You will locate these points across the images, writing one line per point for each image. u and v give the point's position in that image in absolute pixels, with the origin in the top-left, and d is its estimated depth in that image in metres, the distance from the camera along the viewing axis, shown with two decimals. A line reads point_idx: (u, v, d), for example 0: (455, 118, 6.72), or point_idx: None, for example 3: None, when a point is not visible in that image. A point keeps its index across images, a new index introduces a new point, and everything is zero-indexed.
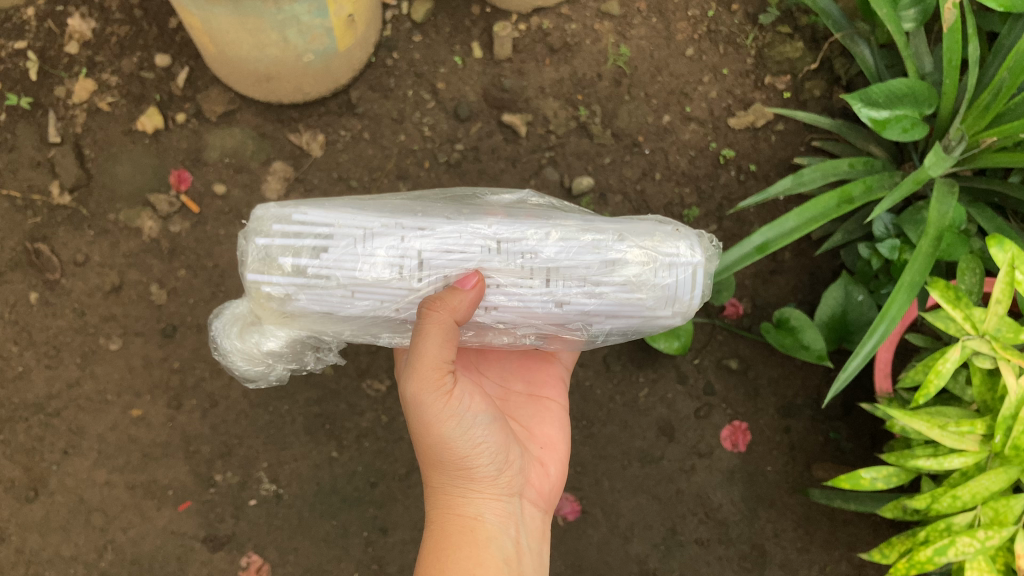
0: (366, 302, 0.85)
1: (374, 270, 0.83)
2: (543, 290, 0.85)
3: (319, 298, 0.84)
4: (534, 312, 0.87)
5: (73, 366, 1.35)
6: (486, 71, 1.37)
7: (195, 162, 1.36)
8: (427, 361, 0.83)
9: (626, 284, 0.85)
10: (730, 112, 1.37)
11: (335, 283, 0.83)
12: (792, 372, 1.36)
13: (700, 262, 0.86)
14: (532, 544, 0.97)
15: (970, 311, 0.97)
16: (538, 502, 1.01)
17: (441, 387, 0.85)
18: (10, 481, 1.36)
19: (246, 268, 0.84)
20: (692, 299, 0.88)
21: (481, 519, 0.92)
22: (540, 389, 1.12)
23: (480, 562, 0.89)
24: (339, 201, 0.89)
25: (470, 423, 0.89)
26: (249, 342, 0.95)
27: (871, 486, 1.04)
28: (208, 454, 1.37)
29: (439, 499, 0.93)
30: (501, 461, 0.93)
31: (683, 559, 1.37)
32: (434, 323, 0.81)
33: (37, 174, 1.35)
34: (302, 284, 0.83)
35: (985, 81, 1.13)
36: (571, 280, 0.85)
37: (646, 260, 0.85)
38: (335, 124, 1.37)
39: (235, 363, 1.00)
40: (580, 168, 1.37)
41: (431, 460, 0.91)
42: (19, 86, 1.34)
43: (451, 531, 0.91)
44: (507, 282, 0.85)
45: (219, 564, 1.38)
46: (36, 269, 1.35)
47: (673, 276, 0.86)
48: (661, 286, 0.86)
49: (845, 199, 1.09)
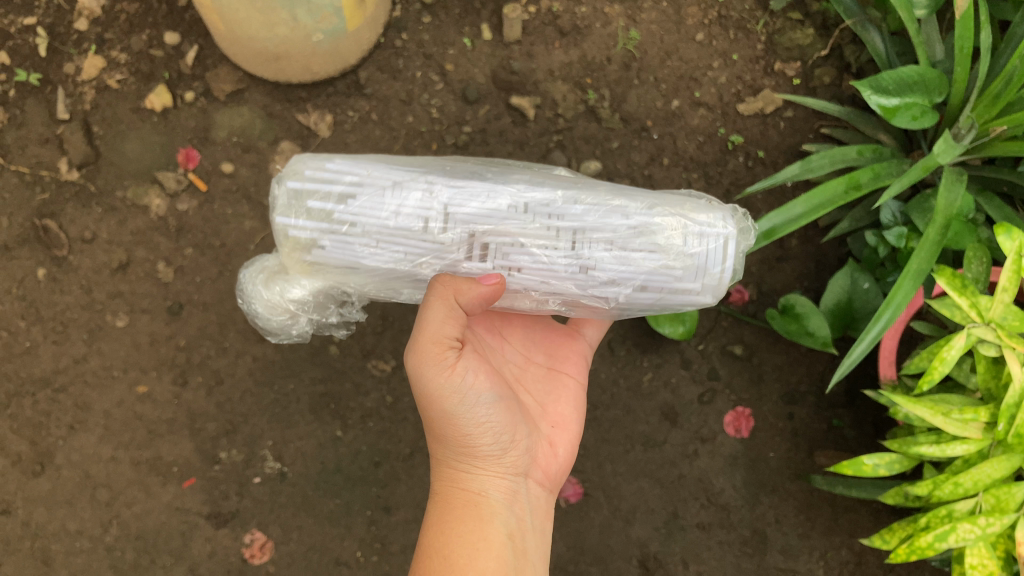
0: (390, 254, 0.87)
1: (401, 220, 0.85)
2: (569, 251, 0.87)
3: (344, 246, 0.86)
4: (561, 276, 0.88)
5: (80, 342, 1.36)
6: (495, 53, 1.37)
7: (203, 141, 1.36)
8: (429, 336, 0.85)
9: (655, 249, 0.87)
10: (740, 98, 1.36)
11: (361, 230, 0.85)
12: (797, 359, 1.36)
13: (732, 233, 0.88)
14: (536, 521, 0.98)
15: (976, 299, 0.97)
16: (544, 483, 1.01)
17: (444, 363, 0.86)
18: (17, 455, 1.37)
19: (275, 211, 0.86)
20: (723, 271, 0.88)
21: (486, 495, 0.93)
22: (560, 363, 1.11)
23: (484, 536, 0.91)
24: (372, 156, 0.91)
25: (473, 401, 0.89)
26: (275, 290, 0.95)
27: (874, 472, 1.05)
28: (213, 432, 1.38)
29: (446, 473, 0.95)
30: (506, 439, 0.93)
31: (684, 543, 1.37)
32: (439, 299, 0.84)
33: (45, 151, 1.35)
34: (328, 229, 0.85)
35: (996, 70, 1.12)
36: (596, 242, 0.87)
37: (676, 227, 0.87)
38: (344, 104, 1.36)
39: (258, 311, 1.00)
40: (588, 152, 1.37)
41: (436, 434, 0.92)
42: (29, 62, 1.35)
43: (455, 505, 0.92)
44: (533, 241, 0.87)
45: (224, 540, 1.39)
46: (44, 245, 1.35)
47: (703, 246, 0.87)
48: (692, 253, 0.87)
49: (853, 185, 1.09)
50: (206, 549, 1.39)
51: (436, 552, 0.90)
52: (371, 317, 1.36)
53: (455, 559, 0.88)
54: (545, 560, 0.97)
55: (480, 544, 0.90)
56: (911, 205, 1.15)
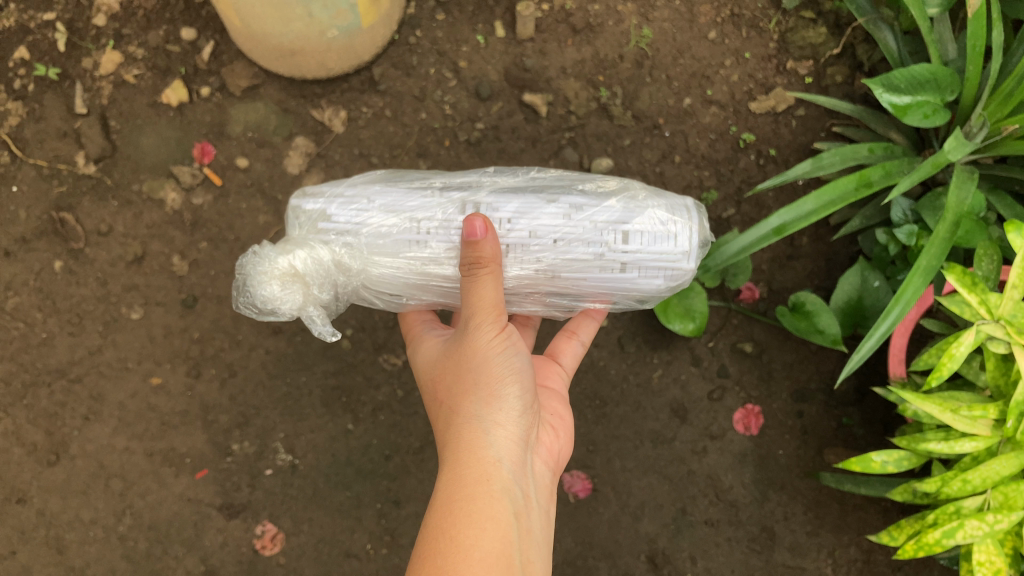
0: (391, 212, 0.91)
1: (399, 190, 0.93)
2: (548, 203, 0.92)
3: (350, 208, 0.91)
4: (544, 224, 0.91)
5: (95, 333, 1.38)
6: (509, 50, 1.38)
7: (219, 136, 1.37)
8: (484, 299, 0.87)
9: (626, 200, 0.93)
10: (752, 96, 1.37)
11: (365, 197, 0.92)
12: (807, 357, 1.36)
13: (693, 200, 0.96)
14: (537, 504, 0.94)
15: (985, 296, 0.97)
16: (547, 462, 1.01)
17: (496, 322, 0.90)
18: (32, 445, 1.39)
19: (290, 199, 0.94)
20: (693, 220, 0.93)
21: (501, 466, 0.88)
22: (544, 379, 1.12)
23: (493, 512, 0.84)
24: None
25: (513, 354, 0.93)
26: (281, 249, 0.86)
27: (882, 469, 1.05)
28: (226, 424, 1.39)
29: (462, 437, 0.89)
30: (525, 407, 0.93)
31: (693, 539, 1.38)
32: (486, 273, 0.86)
33: (63, 145, 1.37)
34: (335, 198, 0.92)
35: (1009, 68, 1.12)
36: (575, 196, 0.93)
37: (640, 189, 0.95)
38: (358, 101, 1.38)
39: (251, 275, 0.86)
40: (600, 150, 1.38)
41: (466, 390, 0.91)
42: (48, 57, 1.36)
43: (469, 474, 0.86)
44: (515, 197, 0.93)
45: (235, 531, 1.40)
46: (61, 238, 1.37)
47: (671, 201, 0.94)
48: (659, 201, 0.93)
49: (864, 182, 1.10)
50: (219, 539, 1.40)
51: (443, 526, 0.82)
52: (383, 312, 1.37)
53: (460, 537, 0.81)
54: (543, 546, 0.92)
55: (488, 522, 0.83)
56: (922, 203, 1.15)
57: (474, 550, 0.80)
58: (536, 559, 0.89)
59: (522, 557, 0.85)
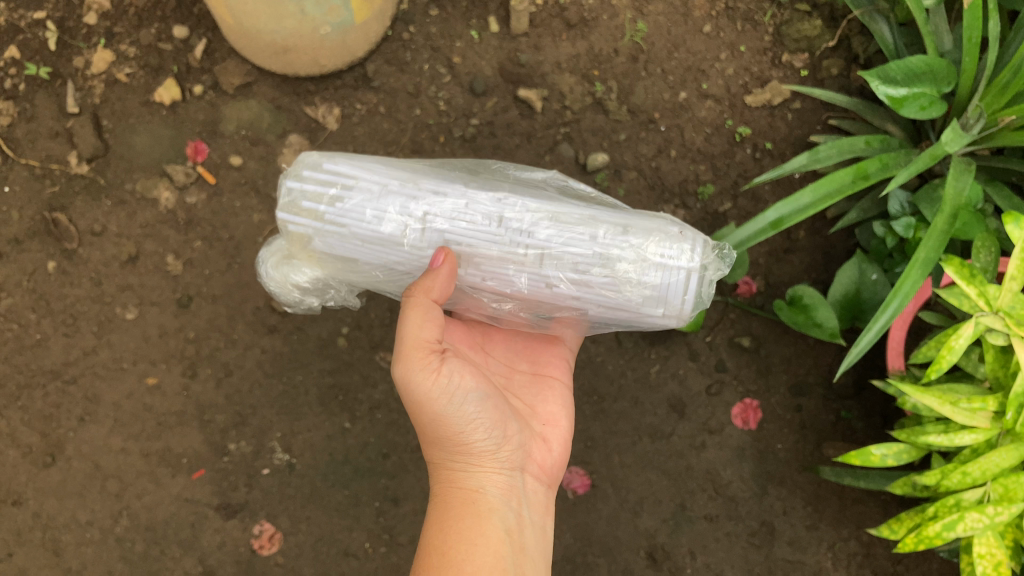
0: (373, 255, 0.91)
1: (382, 226, 0.88)
2: (535, 270, 0.89)
3: (333, 245, 0.90)
4: (526, 289, 0.91)
5: (89, 334, 1.37)
6: (503, 45, 1.37)
7: (212, 134, 1.37)
8: (414, 342, 0.88)
9: (614, 278, 0.88)
10: (747, 90, 1.36)
11: (348, 232, 0.89)
12: (805, 351, 1.36)
13: (696, 268, 0.89)
14: (533, 517, 0.99)
15: (984, 288, 0.97)
16: (540, 477, 1.03)
17: (429, 364, 0.89)
18: (27, 447, 1.38)
19: (278, 205, 0.91)
20: (684, 303, 0.90)
21: (483, 492, 0.94)
22: (544, 368, 1.13)
23: (482, 532, 0.91)
24: (372, 157, 0.95)
25: (462, 400, 0.90)
26: (282, 273, 1.00)
27: (882, 462, 1.05)
28: (222, 424, 1.38)
29: (443, 473, 0.96)
30: (498, 436, 0.95)
31: (692, 534, 1.38)
32: (414, 305, 0.87)
33: (55, 144, 1.36)
34: (320, 227, 0.90)
35: (1004, 60, 1.12)
36: (562, 263, 0.89)
37: (637, 259, 0.88)
38: (351, 97, 1.37)
39: (271, 288, 1.04)
40: (595, 145, 1.37)
41: (429, 435, 0.94)
42: (39, 56, 1.35)
43: (451, 507, 0.93)
44: (500, 257, 0.89)
45: (233, 531, 1.39)
46: (54, 238, 1.36)
47: (665, 278, 0.88)
48: (651, 286, 0.88)
49: (861, 175, 1.09)
50: (216, 540, 1.39)
51: (435, 549, 0.90)
52: (379, 310, 1.36)
53: (453, 555, 0.88)
54: (543, 553, 0.97)
55: (479, 540, 0.90)
56: (919, 195, 1.15)
57: (466, 564, 0.87)
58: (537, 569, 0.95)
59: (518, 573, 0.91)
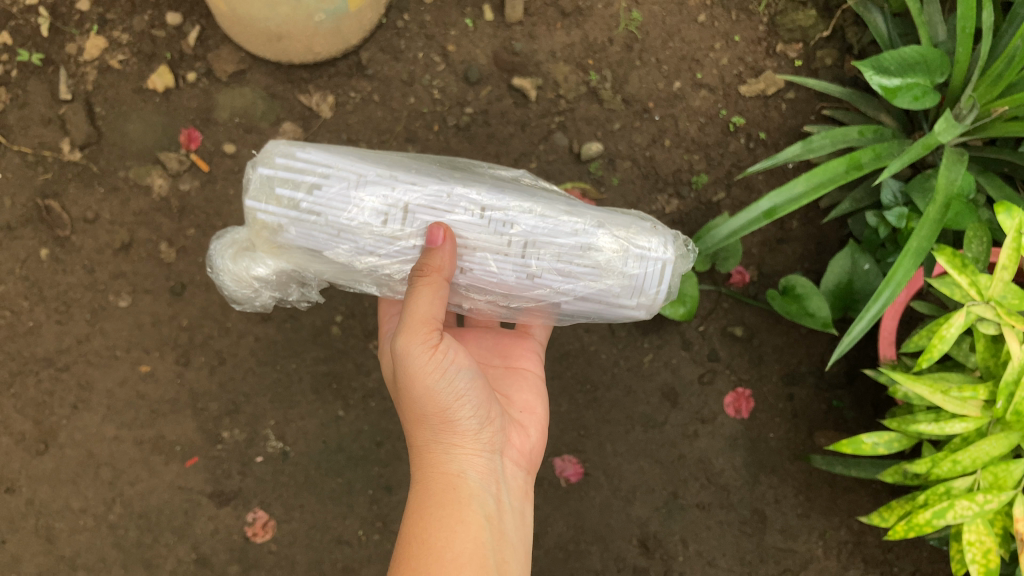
0: (348, 245, 0.90)
1: (362, 215, 0.88)
2: (519, 260, 0.90)
3: (308, 234, 0.89)
4: (510, 282, 0.92)
5: (82, 321, 1.37)
6: (497, 34, 1.37)
7: (205, 121, 1.36)
8: (418, 317, 0.87)
9: (595, 267, 0.90)
10: (741, 79, 1.37)
11: (324, 221, 0.88)
12: (797, 340, 1.36)
13: (671, 258, 0.91)
14: (513, 502, 0.99)
15: (976, 277, 0.97)
16: (519, 463, 1.04)
17: (428, 340, 0.89)
18: (20, 434, 1.38)
19: (246, 194, 0.89)
20: (659, 293, 0.92)
21: (464, 476, 0.94)
22: (517, 360, 1.15)
23: (461, 518, 0.90)
24: (344, 150, 0.94)
25: (454, 375, 0.91)
26: (241, 265, 0.98)
27: (873, 451, 1.05)
28: (215, 411, 1.38)
29: (424, 457, 0.95)
30: (481, 416, 0.96)
31: (684, 522, 1.38)
32: (426, 283, 0.86)
33: (48, 131, 1.35)
34: (294, 215, 0.88)
35: (997, 51, 1.12)
36: (545, 253, 0.90)
37: (618, 249, 0.90)
38: (345, 85, 1.37)
39: (224, 283, 1.01)
40: (589, 134, 1.37)
41: (414, 415, 0.94)
42: (31, 42, 1.34)
43: (433, 489, 0.92)
44: (484, 247, 0.90)
45: (226, 518, 1.39)
46: (47, 226, 1.36)
47: (643, 268, 0.91)
48: (629, 276, 0.91)
49: (854, 165, 1.10)
50: (209, 527, 1.39)
51: (415, 536, 0.89)
52: (373, 298, 1.37)
53: (432, 543, 0.88)
54: (523, 540, 0.98)
55: (458, 527, 0.89)
56: (911, 184, 1.17)
57: (445, 553, 0.87)
58: (515, 553, 0.95)
59: (498, 558, 0.91)
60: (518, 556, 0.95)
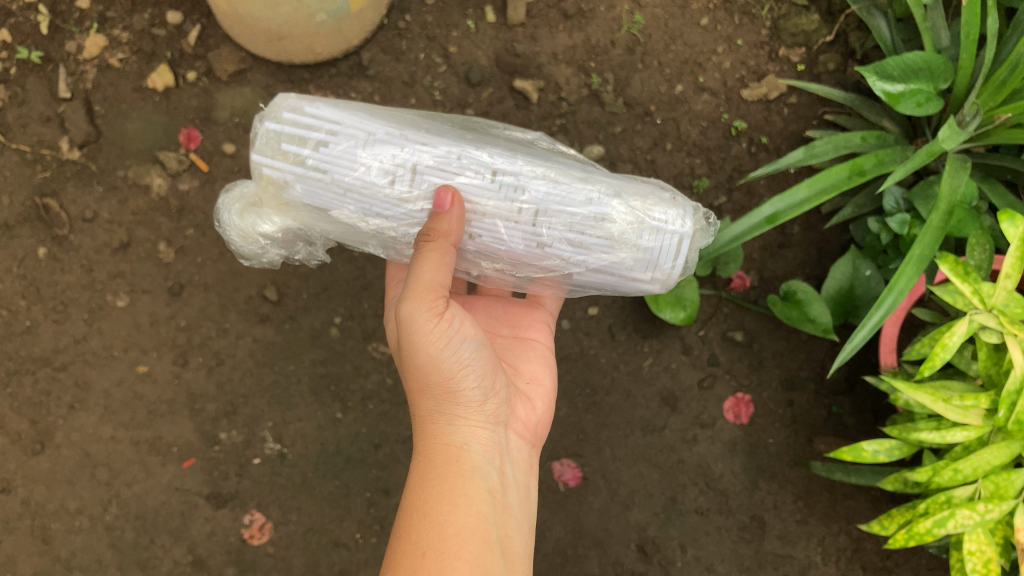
0: (355, 205, 0.89)
1: (368, 174, 0.87)
2: (529, 227, 0.89)
3: (313, 192, 0.88)
4: (520, 250, 0.91)
5: (80, 321, 1.36)
6: (499, 35, 1.36)
7: (205, 121, 1.36)
8: (423, 284, 0.87)
9: (608, 237, 0.89)
10: (743, 83, 1.36)
11: (330, 179, 0.87)
12: (798, 346, 1.36)
13: (688, 232, 0.91)
14: (516, 476, 0.99)
15: (979, 286, 0.96)
16: (524, 436, 1.04)
17: (434, 308, 0.88)
18: (16, 434, 1.37)
19: (252, 148, 0.88)
20: (673, 267, 0.92)
21: (467, 448, 0.93)
22: (525, 330, 1.15)
23: (464, 491, 0.90)
24: (354, 106, 0.93)
25: (460, 345, 0.90)
26: (248, 221, 0.97)
27: (873, 458, 1.05)
28: (213, 413, 1.38)
29: (428, 427, 0.95)
30: (486, 387, 0.95)
31: (683, 527, 1.38)
32: (432, 248, 0.86)
33: (47, 130, 1.35)
34: (301, 171, 0.87)
35: (1002, 57, 1.12)
36: (556, 221, 0.89)
37: (633, 221, 0.89)
38: (346, 86, 1.36)
39: (230, 238, 1.01)
40: (591, 137, 1.37)
41: (419, 385, 0.93)
42: (30, 39, 1.34)
43: (435, 461, 0.92)
44: (494, 212, 0.89)
45: (223, 520, 1.39)
46: (45, 224, 1.35)
47: (658, 242, 0.90)
48: (645, 248, 0.90)
49: (857, 171, 1.11)
50: (206, 529, 1.39)
51: (417, 509, 0.88)
52: (372, 300, 1.36)
53: (433, 516, 0.87)
54: (525, 515, 0.98)
55: (461, 500, 0.89)
56: (914, 192, 1.15)
57: (447, 527, 0.86)
58: (517, 528, 0.94)
59: (500, 532, 0.91)
60: (520, 531, 0.95)
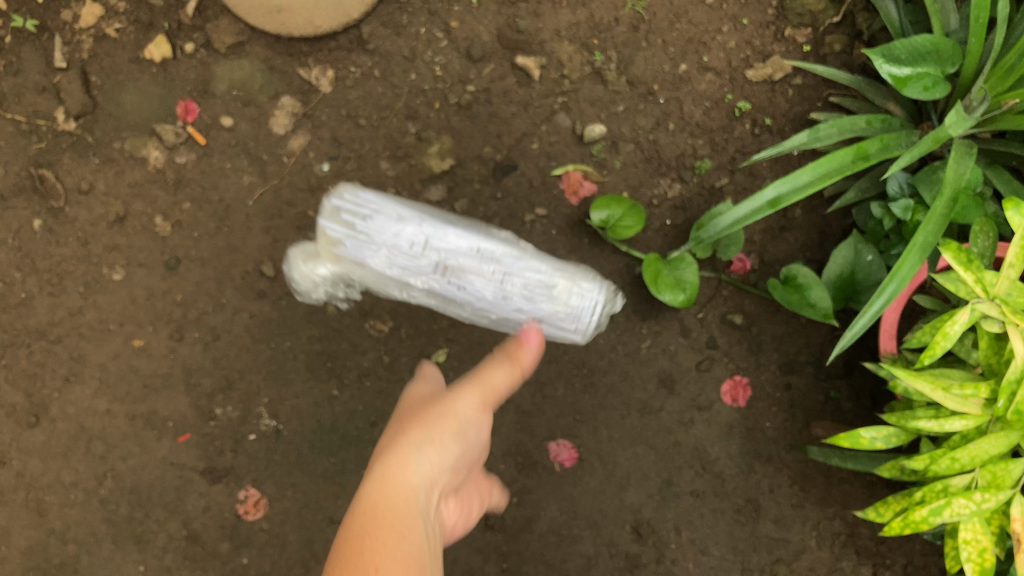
0: (384, 259, 1.11)
1: (398, 241, 1.10)
2: (495, 285, 1.10)
3: (357, 246, 1.12)
4: (490, 297, 1.11)
5: (75, 294, 1.35)
6: (501, 11, 1.34)
7: (203, 94, 1.34)
8: (478, 394, 1.01)
9: (549, 294, 1.10)
10: (748, 63, 1.35)
11: (369, 239, 1.11)
12: (797, 330, 1.35)
13: (599, 299, 1.12)
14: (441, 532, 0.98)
15: (981, 274, 0.96)
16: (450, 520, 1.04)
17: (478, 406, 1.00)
18: (11, 406, 1.37)
19: (321, 213, 1.15)
20: (578, 326, 1.12)
21: (424, 489, 0.93)
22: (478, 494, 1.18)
23: (411, 523, 0.88)
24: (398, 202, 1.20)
25: (468, 429, 1.00)
26: (310, 267, 1.24)
27: (870, 445, 1.05)
28: (209, 388, 1.37)
29: (390, 456, 0.95)
30: (451, 472, 0.98)
31: (678, 509, 1.38)
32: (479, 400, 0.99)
33: (42, 100, 1.33)
34: (349, 232, 1.12)
35: (1011, 41, 1.10)
36: (516, 281, 1.10)
37: (567, 283, 1.10)
38: (345, 60, 1.34)
39: (295, 278, 1.28)
40: (593, 115, 1.36)
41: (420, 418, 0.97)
42: (26, 8, 1.32)
43: (394, 488, 0.91)
44: (469, 267, 1.10)
45: (218, 495, 1.38)
46: (40, 196, 1.34)
47: (583, 304, 1.11)
48: (572, 304, 1.10)
49: (862, 155, 1.10)
50: (201, 504, 1.38)
51: (370, 526, 0.86)
52: None
53: (386, 536, 0.85)
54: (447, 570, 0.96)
55: (409, 534, 0.87)
56: (918, 177, 1.15)
57: (397, 548, 0.84)
58: None
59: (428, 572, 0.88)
60: None
